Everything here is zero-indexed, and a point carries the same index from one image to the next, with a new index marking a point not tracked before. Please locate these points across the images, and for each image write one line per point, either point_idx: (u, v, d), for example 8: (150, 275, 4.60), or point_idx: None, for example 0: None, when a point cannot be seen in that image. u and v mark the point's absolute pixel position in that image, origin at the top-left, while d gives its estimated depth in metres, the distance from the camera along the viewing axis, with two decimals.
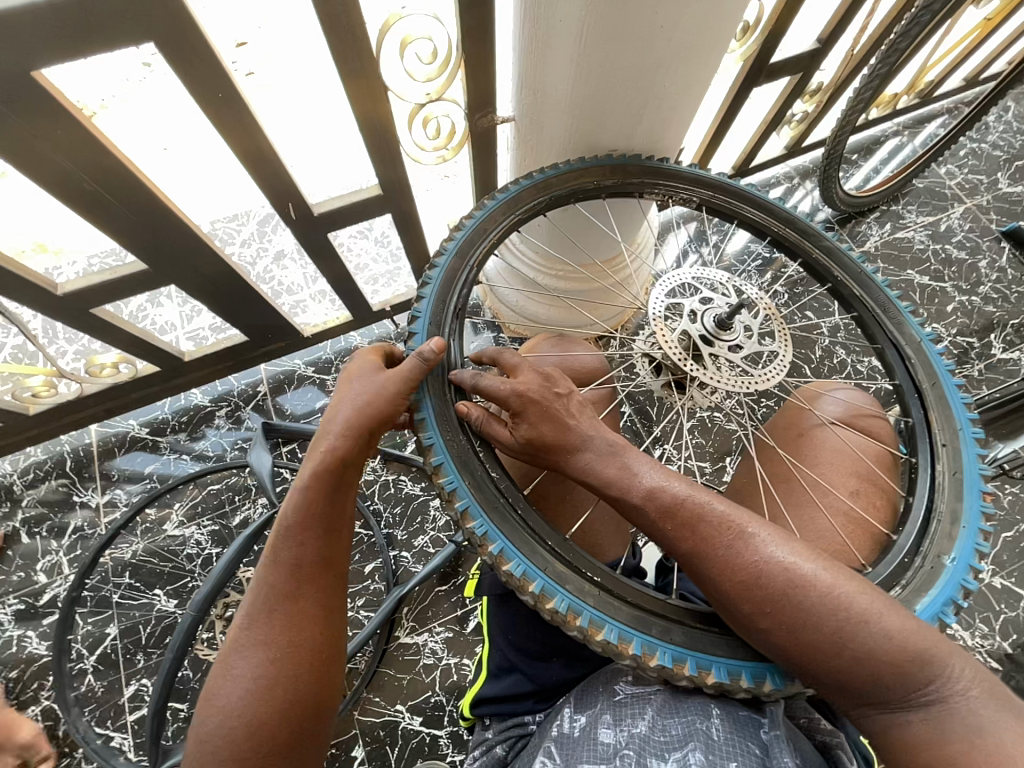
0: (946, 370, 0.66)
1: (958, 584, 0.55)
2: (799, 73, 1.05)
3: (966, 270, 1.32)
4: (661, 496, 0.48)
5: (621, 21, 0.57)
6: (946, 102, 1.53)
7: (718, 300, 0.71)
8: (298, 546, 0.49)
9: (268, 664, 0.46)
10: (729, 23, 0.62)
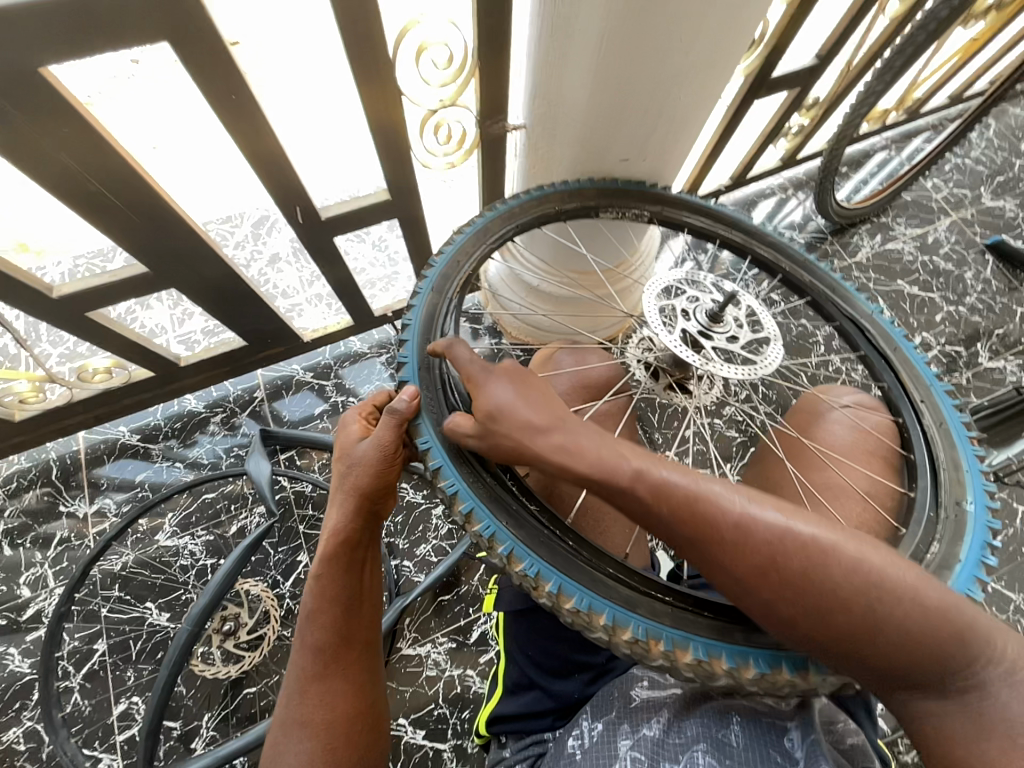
0: (901, 334, 0.71)
1: (985, 526, 0.57)
2: (798, 87, 1.07)
3: (953, 280, 1.36)
4: (649, 482, 0.44)
5: (640, 31, 0.58)
6: (931, 119, 1.59)
7: (705, 297, 0.71)
8: (322, 629, 0.50)
9: (307, 746, 0.48)
10: (744, 36, 0.63)
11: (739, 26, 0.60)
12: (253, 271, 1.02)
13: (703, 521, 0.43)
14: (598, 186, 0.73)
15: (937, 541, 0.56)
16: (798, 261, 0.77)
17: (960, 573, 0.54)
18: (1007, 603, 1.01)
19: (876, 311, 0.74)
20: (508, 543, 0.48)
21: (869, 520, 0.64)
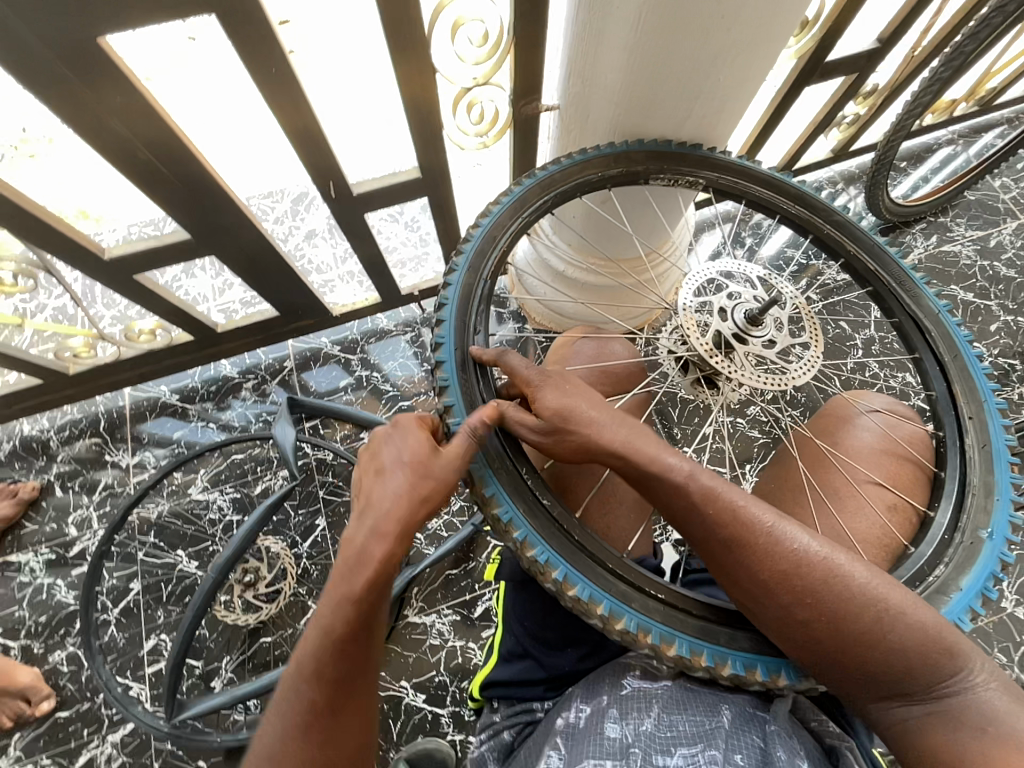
0: (966, 343, 0.65)
1: (996, 558, 0.54)
2: (855, 73, 1.01)
3: (1014, 289, 1.27)
4: (700, 483, 0.49)
5: (680, 8, 0.56)
6: (1007, 111, 1.46)
7: (746, 295, 0.68)
8: (300, 725, 0.42)
9: None
10: (794, 14, 0.59)
11: (788, 3, 0.57)
12: (290, 242, 1.11)
13: (742, 525, 0.47)
14: (646, 148, 0.70)
15: (944, 564, 0.54)
16: (866, 243, 0.72)
17: (957, 601, 0.52)
18: None
19: (944, 308, 0.68)
20: (525, 529, 0.49)
21: (882, 531, 0.62)
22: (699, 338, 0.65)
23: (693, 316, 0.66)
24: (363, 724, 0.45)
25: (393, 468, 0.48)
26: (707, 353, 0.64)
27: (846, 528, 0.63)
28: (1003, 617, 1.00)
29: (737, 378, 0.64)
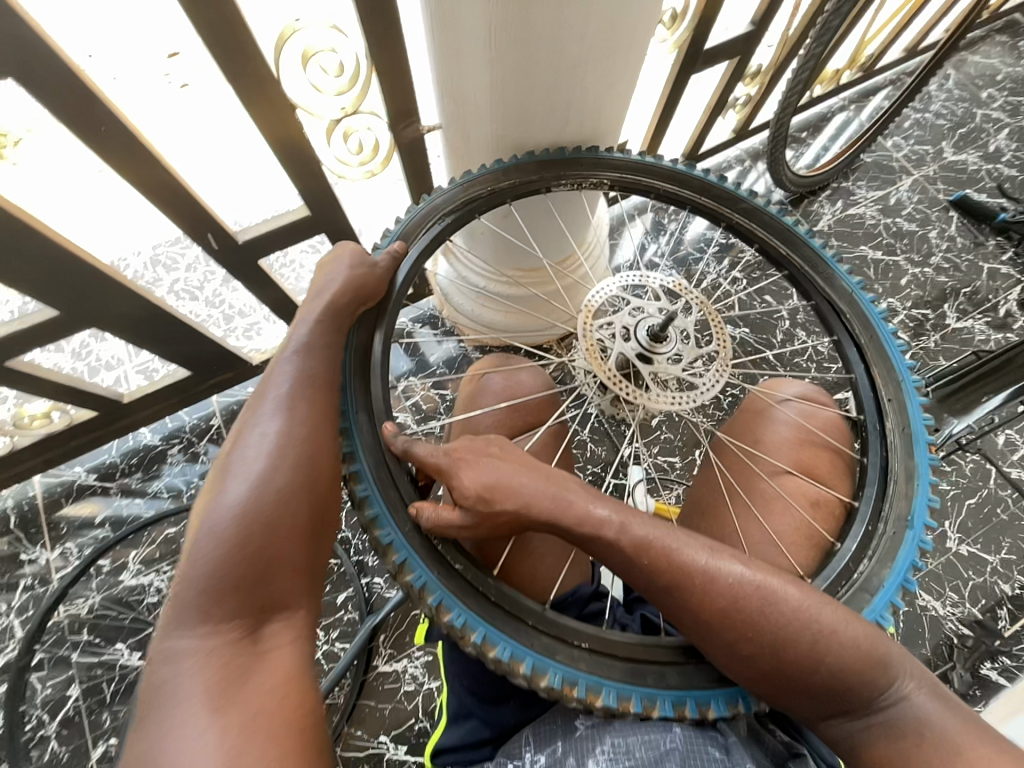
0: (880, 320, 0.67)
1: (915, 545, 0.56)
2: (737, 56, 1.03)
3: (918, 241, 1.34)
4: (631, 534, 0.46)
5: (528, 23, 0.55)
6: (889, 74, 1.54)
7: (649, 309, 0.68)
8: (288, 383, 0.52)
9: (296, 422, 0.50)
10: (645, 14, 0.59)
11: (635, 5, 0.57)
12: (206, 294, 1.12)
13: (676, 568, 0.45)
14: (537, 158, 0.68)
15: (868, 557, 0.55)
16: (779, 229, 0.72)
17: (881, 596, 0.53)
18: (982, 565, 1.05)
19: (853, 280, 0.70)
20: (440, 592, 0.46)
21: (807, 530, 0.62)
22: (600, 357, 0.64)
23: (596, 348, 0.65)
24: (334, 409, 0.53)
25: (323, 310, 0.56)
26: (610, 375, 0.62)
27: (773, 534, 0.63)
28: (950, 557, 1.05)
29: (650, 400, 0.62)
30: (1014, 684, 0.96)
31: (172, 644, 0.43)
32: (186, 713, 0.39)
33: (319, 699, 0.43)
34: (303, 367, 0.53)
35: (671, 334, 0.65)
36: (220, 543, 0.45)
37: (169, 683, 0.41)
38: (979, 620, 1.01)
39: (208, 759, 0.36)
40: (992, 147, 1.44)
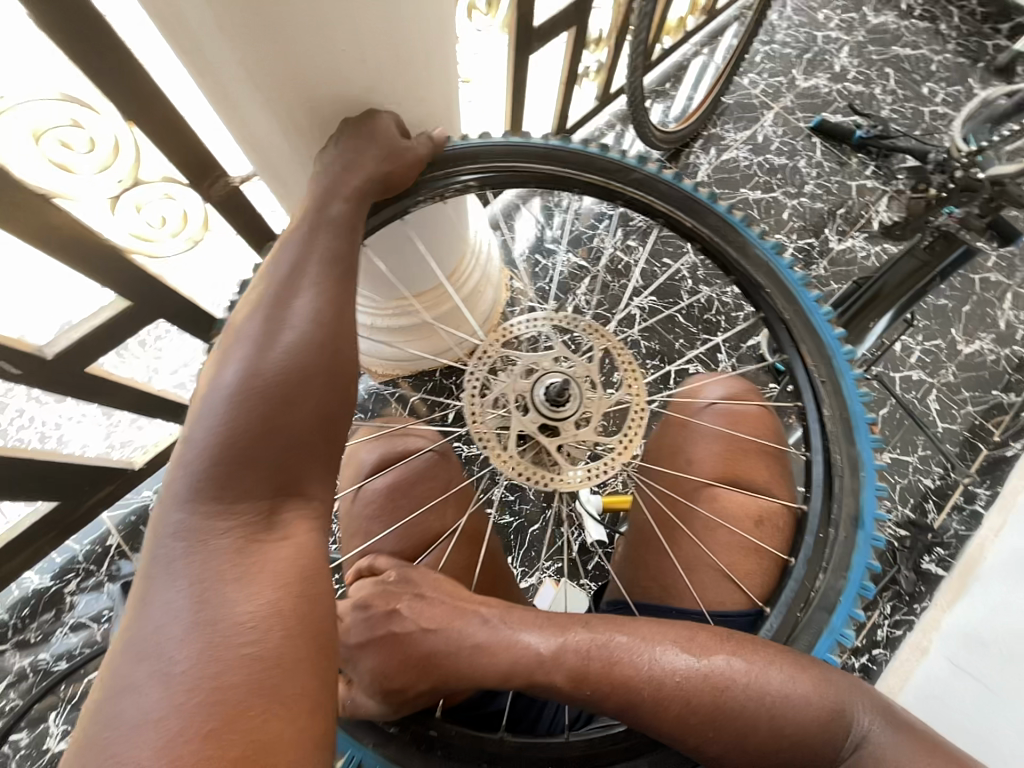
0: (801, 289, 0.65)
1: (869, 546, 0.56)
2: (574, 25, 0.98)
3: (790, 173, 1.37)
4: (568, 665, 0.46)
5: (295, 62, 0.48)
6: (732, 10, 1.55)
7: (545, 366, 0.64)
8: (276, 296, 0.50)
9: (289, 341, 0.48)
10: (431, 25, 0.54)
11: (412, 21, 0.51)
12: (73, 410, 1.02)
13: (621, 685, 0.45)
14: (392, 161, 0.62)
15: (824, 570, 0.55)
16: (683, 199, 0.68)
17: (839, 611, 0.53)
18: (904, 467, 1.12)
19: (754, 245, 0.67)
20: None
21: (755, 552, 0.62)
22: (499, 450, 0.61)
23: (487, 426, 0.62)
24: (329, 326, 0.50)
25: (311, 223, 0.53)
26: (517, 469, 0.60)
27: (723, 562, 0.63)
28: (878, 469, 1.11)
29: (574, 473, 0.60)
30: (950, 571, 1.03)
31: (170, 523, 0.44)
32: (184, 584, 0.41)
33: (323, 604, 0.44)
34: (314, 264, 0.52)
35: (573, 391, 0.62)
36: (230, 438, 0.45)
37: (169, 553, 0.43)
38: (911, 519, 1.08)
39: (199, 631, 0.39)
40: (838, 66, 1.48)
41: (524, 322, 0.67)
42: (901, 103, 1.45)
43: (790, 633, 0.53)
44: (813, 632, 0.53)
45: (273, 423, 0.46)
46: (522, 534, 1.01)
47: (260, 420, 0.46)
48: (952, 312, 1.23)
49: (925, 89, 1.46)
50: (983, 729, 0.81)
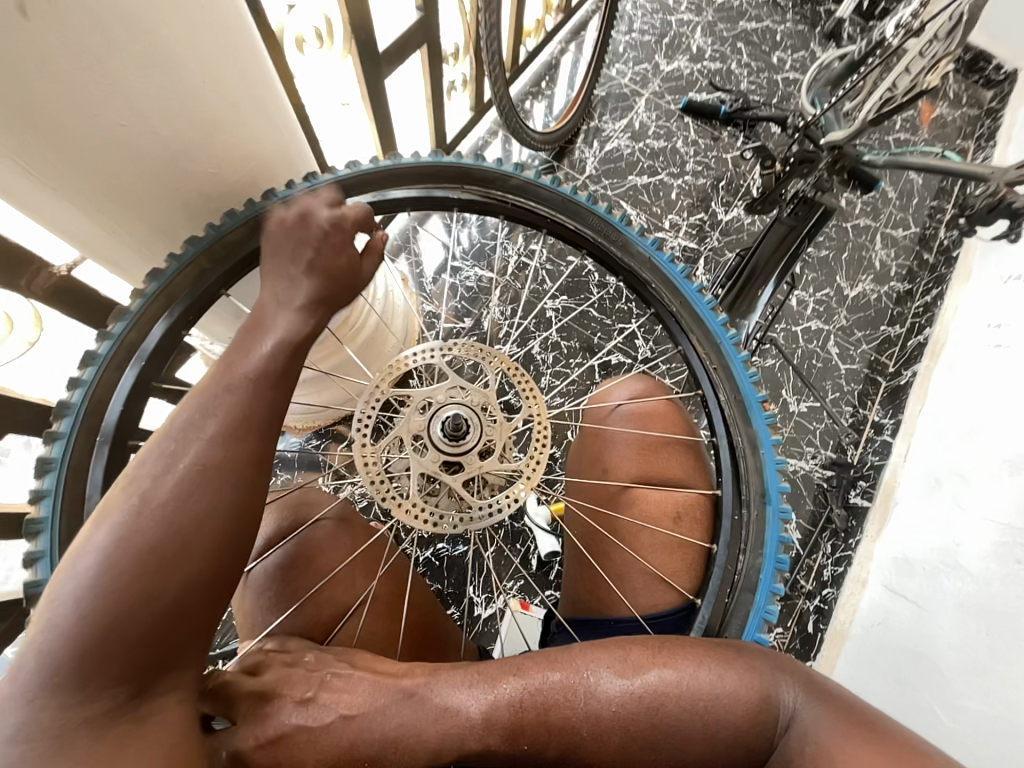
0: (681, 278, 0.67)
1: (778, 520, 0.59)
2: (423, 43, 0.96)
3: (670, 154, 1.43)
4: (503, 712, 0.47)
5: (70, 142, 0.44)
6: (589, 5, 1.58)
7: (439, 402, 0.62)
8: (207, 422, 0.45)
9: (212, 481, 0.43)
10: (233, 75, 0.50)
11: (206, 75, 0.47)
12: None
13: (560, 728, 0.47)
14: (243, 220, 0.59)
15: (743, 552, 0.59)
16: (562, 201, 0.67)
17: (761, 589, 0.57)
18: (819, 413, 1.19)
19: (632, 245, 0.67)
20: None
21: (680, 547, 0.64)
22: (403, 501, 0.60)
23: (383, 474, 0.60)
24: (255, 473, 0.45)
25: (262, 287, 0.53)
26: (427, 517, 0.60)
27: (654, 564, 0.65)
28: (795, 419, 1.18)
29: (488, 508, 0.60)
30: (874, 500, 1.11)
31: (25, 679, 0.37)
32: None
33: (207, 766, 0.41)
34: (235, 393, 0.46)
35: (470, 422, 0.60)
36: (151, 550, 0.40)
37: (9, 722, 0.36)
38: (834, 459, 1.16)
39: None
40: (695, 47, 1.56)
41: (415, 351, 0.64)
42: (756, 74, 1.54)
43: (722, 620, 0.57)
44: (741, 613, 0.57)
45: (183, 577, 0.41)
46: (478, 562, 0.99)
47: (170, 572, 0.40)
48: (834, 260, 1.32)
49: (774, 59, 1.56)
50: (922, 643, 0.88)
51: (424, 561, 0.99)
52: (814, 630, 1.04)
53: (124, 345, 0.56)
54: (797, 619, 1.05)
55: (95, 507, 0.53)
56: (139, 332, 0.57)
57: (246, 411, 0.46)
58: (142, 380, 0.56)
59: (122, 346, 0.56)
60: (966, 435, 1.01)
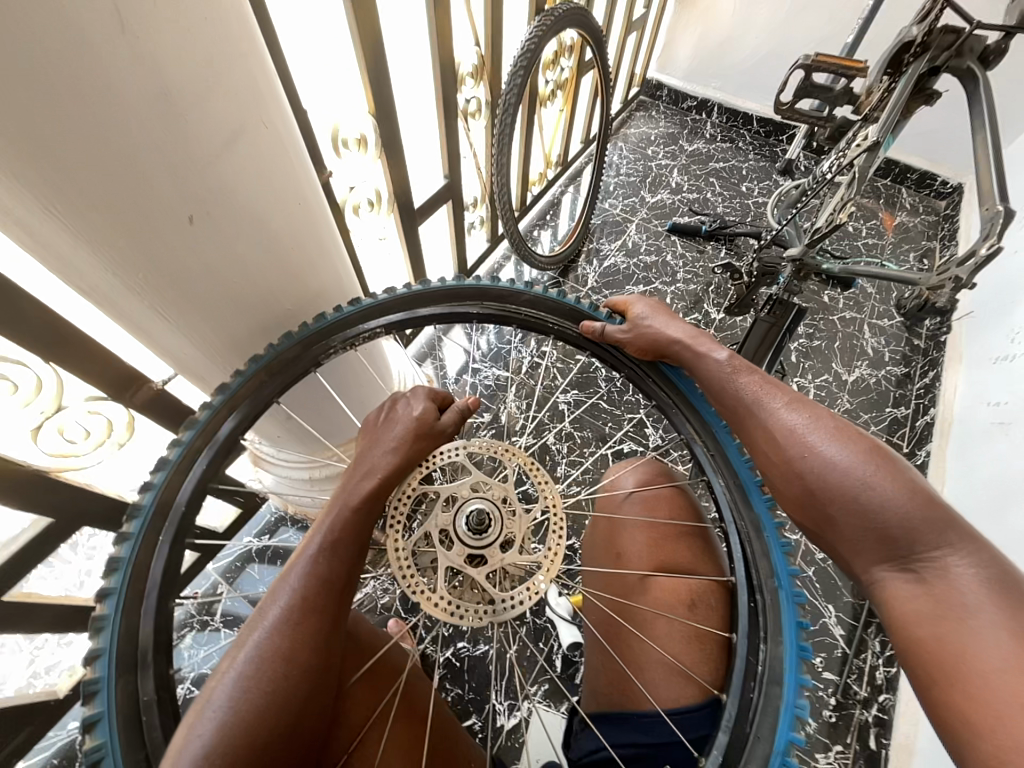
0: (675, 372, 0.75)
1: (794, 604, 0.60)
2: (449, 198, 1.21)
3: (661, 266, 1.64)
4: None
5: (191, 292, 0.58)
6: (583, 157, 1.94)
7: (463, 493, 0.68)
8: (289, 610, 0.53)
9: (286, 666, 0.50)
10: (307, 236, 0.66)
11: (289, 238, 0.64)
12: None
13: None
14: (300, 337, 0.72)
15: (763, 641, 0.58)
16: (566, 312, 0.79)
17: (788, 681, 0.55)
18: None
19: (627, 354, 0.77)
20: None
21: (697, 637, 0.64)
22: (430, 594, 0.64)
23: (409, 562, 0.65)
24: (320, 659, 0.53)
25: (354, 467, 0.67)
26: (452, 611, 0.63)
27: (672, 653, 0.64)
28: None
29: (505, 602, 0.64)
30: None
31: None
32: None
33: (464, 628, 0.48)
34: (314, 582, 0.55)
35: (492, 516, 0.66)
36: (221, 754, 0.45)
37: None
38: None
39: None
40: (674, 184, 1.86)
41: (449, 449, 0.72)
42: (729, 200, 1.82)
43: (749, 715, 0.55)
44: (771, 710, 0.54)
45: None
46: (500, 662, 0.96)
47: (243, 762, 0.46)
48: (827, 349, 1.42)
49: (744, 188, 1.85)
50: None
51: (445, 662, 0.97)
52: (877, 748, 0.93)
53: (202, 433, 0.67)
54: (857, 733, 0.94)
55: (150, 599, 0.58)
56: (212, 423, 0.68)
57: (307, 596, 0.54)
58: (211, 468, 0.66)
59: (202, 434, 0.67)
60: (991, 514, 0.99)
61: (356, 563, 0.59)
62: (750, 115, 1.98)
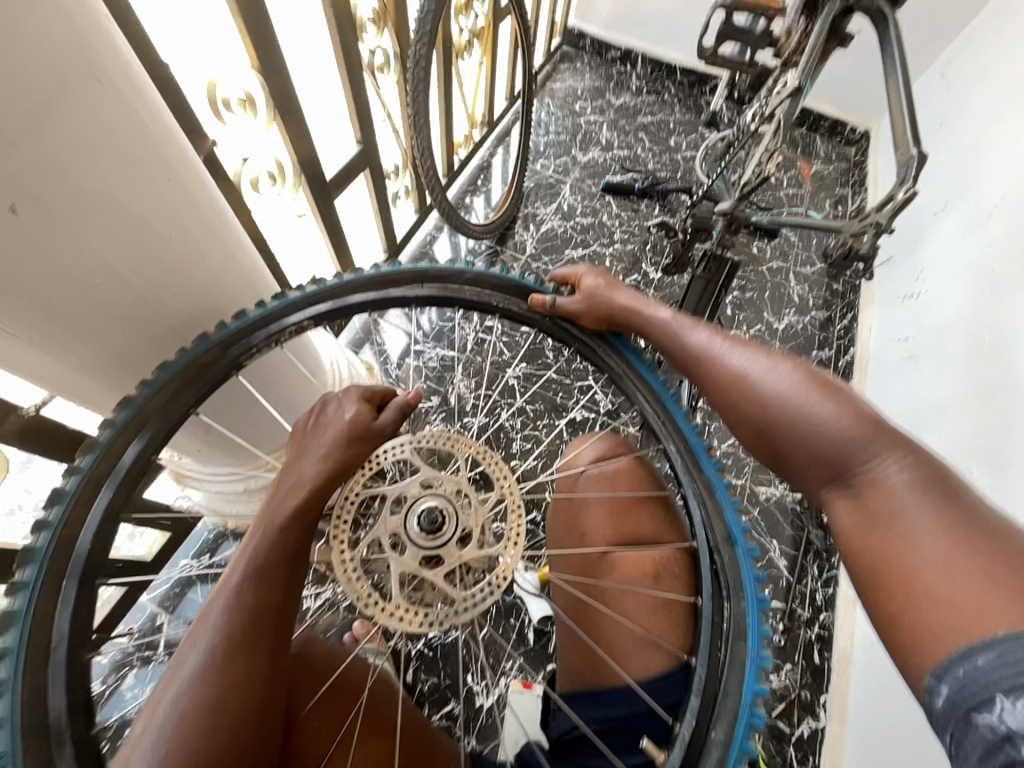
0: (623, 344, 0.74)
1: (750, 559, 0.62)
2: (366, 167, 1.09)
3: (598, 228, 1.61)
4: None
5: (40, 301, 0.48)
6: (509, 115, 1.84)
7: (410, 495, 0.64)
8: (213, 653, 0.48)
9: (215, 714, 0.45)
10: (187, 223, 0.56)
11: (161, 226, 0.53)
12: None
13: None
14: (215, 343, 0.63)
15: (727, 600, 0.59)
16: (508, 289, 0.74)
17: (751, 635, 0.57)
18: None
19: (576, 327, 0.74)
20: None
21: (663, 606, 0.66)
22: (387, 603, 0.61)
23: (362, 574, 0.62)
24: (257, 698, 0.48)
25: (283, 481, 0.60)
26: (414, 616, 0.60)
27: (641, 626, 0.66)
28: None
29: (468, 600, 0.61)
30: None
31: None
32: None
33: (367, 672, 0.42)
34: (240, 617, 0.50)
35: (446, 512, 0.63)
36: None
37: None
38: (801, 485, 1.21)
39: None
40: (604, 140, 1.81)
41: (390, 448, 0.69)
42: (659, 156, 1.80)
43: (719, 672, 0.56)
44: (738, 666, 0.56)
45: None
46: (473, 645, 0.96)
47: None
48: (759, 300, 1.47)
49: (672, 142, 1.84)
50: None
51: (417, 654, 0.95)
52: (820, 661, 1.04)
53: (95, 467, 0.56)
54: (803, 651, 1.04)
55: (59, 654, 0.49)
56: (111, 455, 0.57)
57: (234, 632, 0.49)
58: (116, 503, 0.56)
59: (103, 463, 0.56)
60: None
61: (291, 588, 0.54)
62: (673, 65, 1.94)
